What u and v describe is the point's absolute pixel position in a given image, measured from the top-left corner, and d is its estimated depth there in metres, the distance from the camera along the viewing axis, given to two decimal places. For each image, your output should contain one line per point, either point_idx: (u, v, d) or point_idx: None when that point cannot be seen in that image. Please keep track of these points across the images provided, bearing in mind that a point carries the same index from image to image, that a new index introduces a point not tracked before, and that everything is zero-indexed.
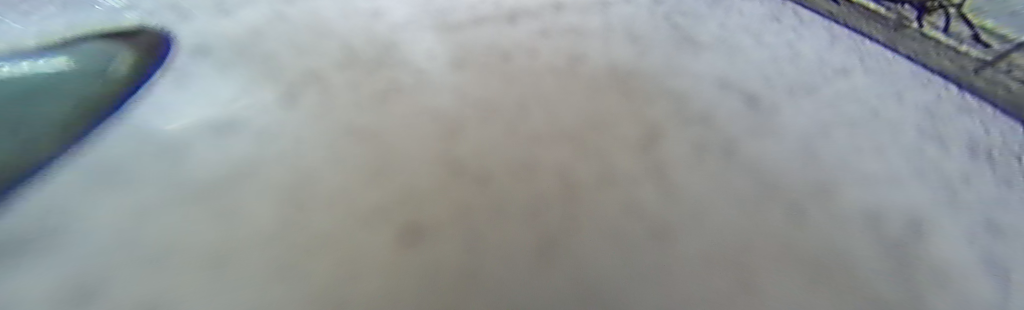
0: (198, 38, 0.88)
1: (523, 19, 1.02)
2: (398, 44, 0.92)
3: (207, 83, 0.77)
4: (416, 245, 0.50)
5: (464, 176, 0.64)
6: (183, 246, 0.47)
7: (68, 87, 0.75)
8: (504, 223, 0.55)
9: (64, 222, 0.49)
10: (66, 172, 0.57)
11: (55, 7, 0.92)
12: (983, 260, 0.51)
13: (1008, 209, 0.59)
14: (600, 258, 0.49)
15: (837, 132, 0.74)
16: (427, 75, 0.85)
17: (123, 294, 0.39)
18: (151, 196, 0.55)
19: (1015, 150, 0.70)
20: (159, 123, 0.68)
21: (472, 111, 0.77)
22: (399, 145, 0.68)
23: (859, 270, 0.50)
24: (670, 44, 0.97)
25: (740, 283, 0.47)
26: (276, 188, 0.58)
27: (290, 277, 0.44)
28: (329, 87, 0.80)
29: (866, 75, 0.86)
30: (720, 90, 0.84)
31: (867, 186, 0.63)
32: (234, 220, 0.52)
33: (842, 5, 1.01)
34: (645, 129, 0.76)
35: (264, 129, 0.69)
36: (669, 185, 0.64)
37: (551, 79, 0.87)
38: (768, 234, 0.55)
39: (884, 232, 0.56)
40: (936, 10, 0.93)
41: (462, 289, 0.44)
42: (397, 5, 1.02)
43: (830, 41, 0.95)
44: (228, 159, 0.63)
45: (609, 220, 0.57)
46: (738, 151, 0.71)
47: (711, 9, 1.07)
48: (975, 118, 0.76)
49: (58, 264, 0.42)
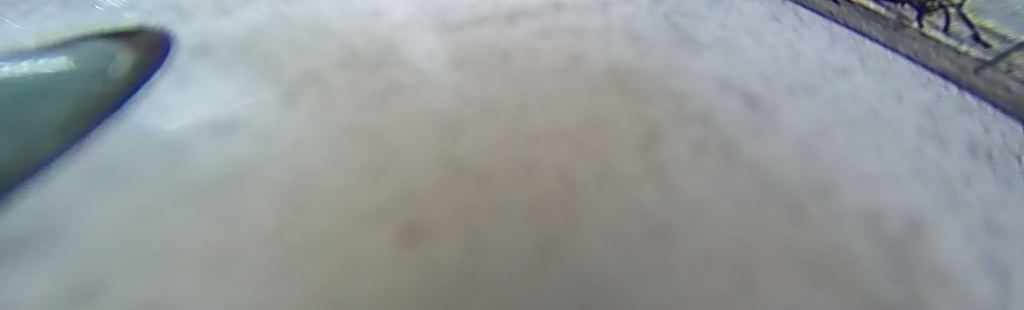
0: (199, 38, 0.88)
1: (523, 19, 1.02)
2: (398, 44, 0.92)
3: (207, 83, 0.77)
4: (416, 245, 0.50)
5: (464, 175, 0.64)
6: (183, 246, 0.47)
7: (68, 87, 0.75)
8: (504, 223, 0.56)
9: (64, 222, 0.48)
10: (66, 172, 0.57)
11: (54, 7, 0.91)
12: (983, 259, 0.52)
13: (1008, 208, 0.60)
14: (600, 259, 0.50)
15: (837, 132, 0.74)
16: (428, 75, 0.85)
17: (124, 294, 0.39)
18: (151, 196, 0.55)
19: (1015, 150, 0.70)
20: (158, 122, 0.68)
21: (472, 111, 0.77)
22: (400, 145, 0.68)
23: (859, 270, 0.50)
24: (670, 44, 0.97)
25: (741, 284, 0.47)
26: (276, 188, 0.58)
27: (291, 277, 0.44)
28: (329, 87, 0.80)
29: (866, 75, 0.86)
30: (720, 90, 0.84)
31: (867, 186, 0.63)
32: (234, 220, 0.53)
33: (842, 4, 1.00)
34: (645, 129, 0.76)
35: (264, 129, 0.69)
36: (670, 184, 0.64)
37: (551, 79, 0.87)
38: (769, 234, 0.56)
39: (884, 232, 0.56)
40: (936, 10, 0.91)
41: (462, 289, 0.44)
42: (397, 5, 1.02)
43: (830, 41, 0.95)
44: (228, 159, 0.63)
45: (609, 221, 0.57)
46: (738, 151, 0.71)
47: (710, 9, 1.07)
48: (975, 118, 0.76)
49: (58, 264, 0.42)
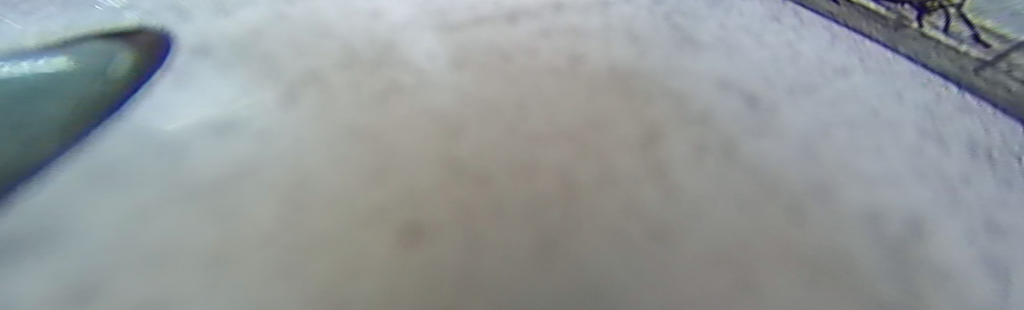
0: (199, 38, 0.88)
1: (523, 19, 1.02)
2: (398, 44, 0.92)
3: (207, 83, 0.77)
4: (415, 246, 0.50)
5: (464, 175, 0.64)
6: (183, 246, 0.47)
7: (67, 87, 0.75)
8: (504, 222, 0.56)
9: (64, 223, 0.48)
10: (65, 172, 0.57)
11: (54, 7, 0.91)
12: (983, 260, 0.51)
13: (1008, 209, 0.60)
14: (599, 259, 0.50)
15: (837, 132, 0.74)
16: (427, 75, 0.85)
17: (124, 294, 0.39)
18: (151, 196, 0.55)
19: (1015, 150, 0.70)
20: (159, 122, 0.68)
21: (472, 111, 0.77)
22: (400, 145, 0.68)
23: (859, 270, 0.50)
24: (670, 44, 0.97)
25: (741, 283, 0.47)
26: (276, 189, 0.58)
27: (291, 277, 0.44)
28: (329, 87, 0.80)
29: (865, 75, 0.86)
30: (720, 90, 0.84)
31: (867, 186, 0.64)
32: (234, 220, 0.53)
33: (842, 4, 1.01)
34: (645, 128, 0.76)
35: (264, 129, 0.69)
36: (670, 184, 0.64)
37: (551, 79, 0.87)
38: (768, 233, 0.56)
39: (884, 232, 0.56)
40: (936, 10, 0.92)
41: (462, 289, 0.44)
42: (397, 5, 1.02)
43: (830, 41, 0.95)
44: (228, 159, 0.63)
45: (609, 221, 0.57)
46: (738, 151, 0.71)
47: (710, 8, 1.07)
48: (974, 118, 0.76)
49: (59, 264, 0.42)
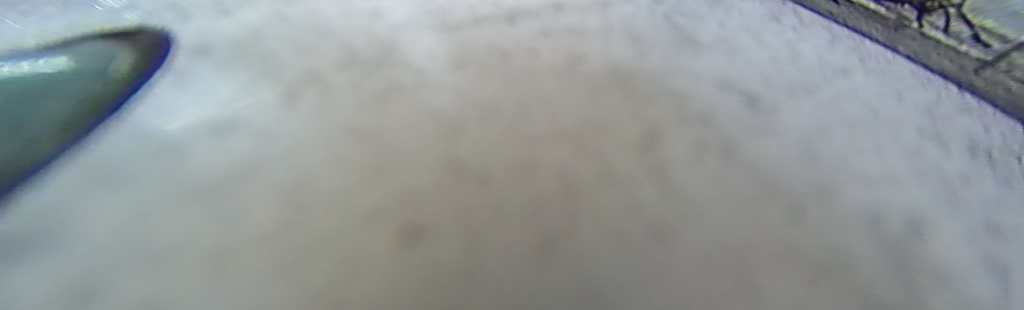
0: (199, 38, 0.88)
1: (523, 19, 1.02)
2: (398, 44, 0.92)
3: (207, 82, 0.77)
4: (415, 244, 0.50)
5: (464, 175, 0.64)
6: (184, 246, 0.47)
7: (68, 87, 0.75)
8: (504, 222, 0.56)
9: (64, 222, 0.48)
10: (65, 172, 0.56)
11: (55, 7, 0.91)
12: (983, 260, 0.51)
13: (1009, 209, 0.59)
14: (599, 258, 0.50)
15: (837, 131, 0.74)
16: (427, 75, 0.85)
17: (123, 294, 0.39)
18: (151, 196, 0.55)
19: (1015, 150, 0.70)
20: (159, 122, 0.68)
21: (472, 111, 0.77)
22: (399, 146, 0.68)
23: (859, 271, 0.50)
24: (670, 44, 0.97)
25: (741, 284, 0.47)
26: (275, 189, 0.58)
27: (292, 277, 0.44)
28: (329, 87, 0.80)
29: (865, 74, 0.86)
30: (720, 90, 0.84)
31: (868, 187, 0.63)
32: (235, 220, 0.53)
33: (842, 4, 1.01)
34: (645, 129, 0.76)
35: (263, 129, 0.69)
36: (669, 184, 0.65)
37: (551, 79, 0.87)
38: (768, 232, 0.56)
39: (884, 231, 0.56)
40: (936, 10, 0.92)
41: (462, 289, 0.44)
42: (397, 5, 1.02)
43: (830, 41, 0.95)
44: (230, 158, 0.63)
45: (609, 220, 0.57)
46: (738, 151, 0.71)
47: (710, 8, 1.07)
48: (974, 118, 0.76)
49: (58, 264, 0.42)
